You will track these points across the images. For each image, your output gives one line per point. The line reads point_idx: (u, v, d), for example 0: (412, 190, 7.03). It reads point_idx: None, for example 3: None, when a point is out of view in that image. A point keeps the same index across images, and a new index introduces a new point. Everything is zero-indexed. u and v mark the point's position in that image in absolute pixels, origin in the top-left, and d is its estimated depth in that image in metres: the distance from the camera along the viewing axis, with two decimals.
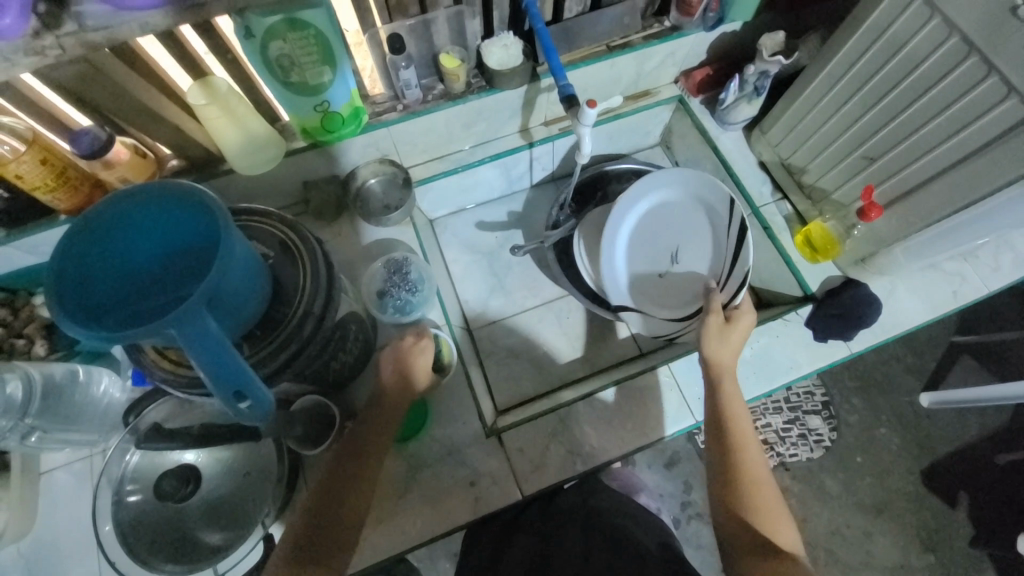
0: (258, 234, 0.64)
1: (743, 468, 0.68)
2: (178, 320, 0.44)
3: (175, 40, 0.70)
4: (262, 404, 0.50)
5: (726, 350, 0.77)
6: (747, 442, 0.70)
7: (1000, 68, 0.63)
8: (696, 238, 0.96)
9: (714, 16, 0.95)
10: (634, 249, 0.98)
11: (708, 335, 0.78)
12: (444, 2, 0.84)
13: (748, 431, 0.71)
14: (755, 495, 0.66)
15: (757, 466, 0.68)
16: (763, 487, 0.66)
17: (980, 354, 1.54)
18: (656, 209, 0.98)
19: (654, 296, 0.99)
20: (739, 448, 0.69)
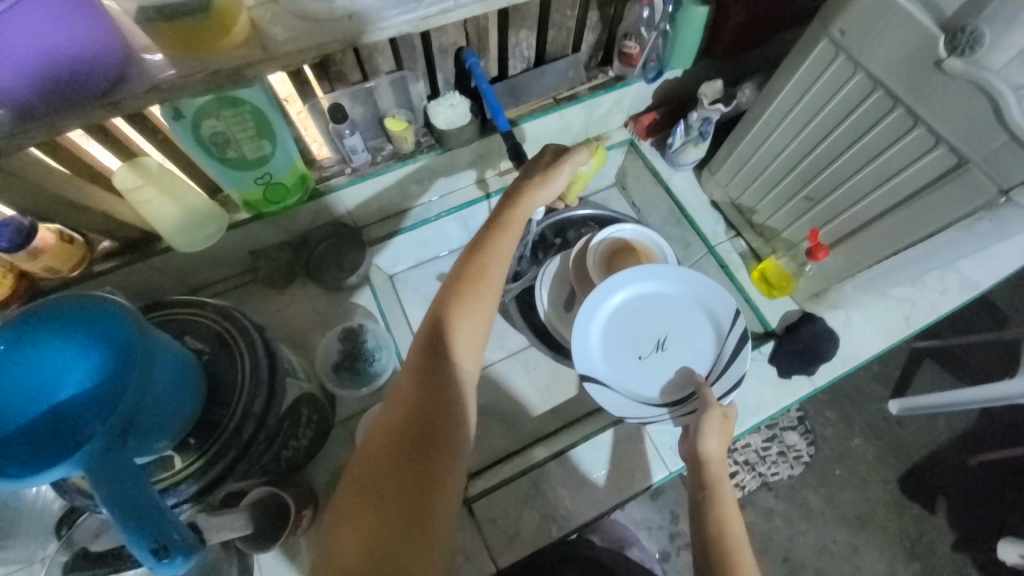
0: (191, 330, 0.61)
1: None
2: (86, 460, 0.42)
3: (107, 131, 0.68)
4: (178, 545, 0.44)
5: (719, 444, 0.76)
6: (737, 553, 0.65)
7: (924, 121, 0.65)
8: (688, 334, 0.91)
9: (654, 67, 0.97)
10: (615, 331, 0.91)
11: (712, 424, 0.76)
12: (386, 67, 0.83)
13: (738, 532, 0.68)
14: None
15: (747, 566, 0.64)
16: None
17: (941, 359, 1.59)
18: (650, 298, 0.92)
19: (625, 375, 0.90)
20: (731, 545, 0.66)
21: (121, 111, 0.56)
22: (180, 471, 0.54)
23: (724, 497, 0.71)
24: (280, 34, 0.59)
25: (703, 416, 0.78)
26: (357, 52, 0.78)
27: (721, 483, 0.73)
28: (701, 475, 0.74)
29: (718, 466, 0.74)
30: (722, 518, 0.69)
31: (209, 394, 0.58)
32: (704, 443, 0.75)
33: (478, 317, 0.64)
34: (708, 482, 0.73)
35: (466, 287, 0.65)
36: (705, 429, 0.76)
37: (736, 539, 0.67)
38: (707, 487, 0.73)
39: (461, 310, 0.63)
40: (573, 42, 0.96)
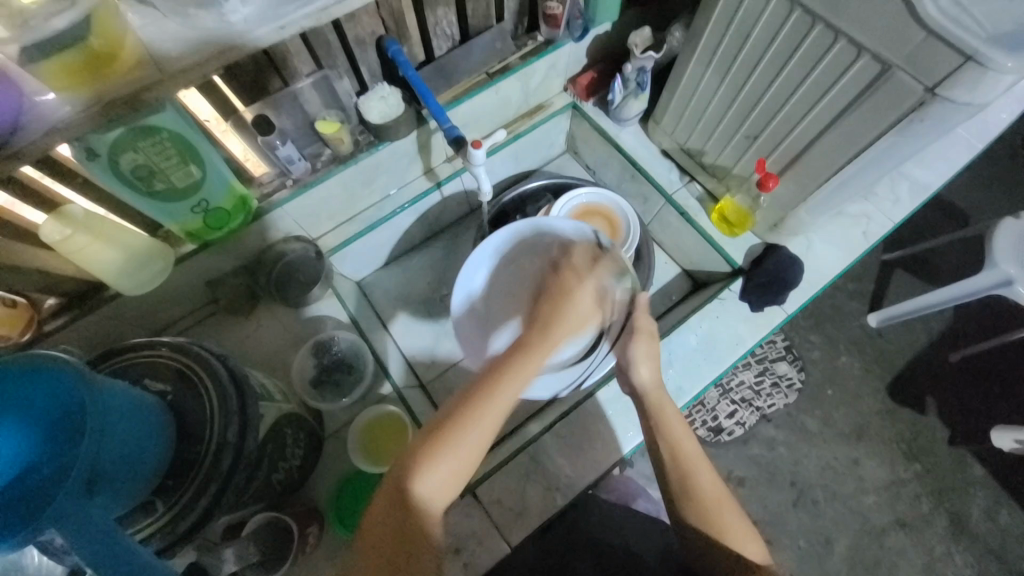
0: (149, 372, 0.60)
1: (695, 506, 0.68)
2: (54, 519, 0.40)
3: (16, 180, 0.65)
4: None
5: (653, 370, 0.74)
6: (695, 472, 0.69)
7: (844, 33, 0.65)
8: None
9: (579, 24, 0.96)
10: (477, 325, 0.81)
11: (641, 349, 0.73)
12: (305, 69, 0.80)
13: (687, 442, 0.71)
14: (705, 507, 0.68)
15: (704, 479, 0.69)
16: (719, 519, 0.67)
17: (911, 266, 1.63)
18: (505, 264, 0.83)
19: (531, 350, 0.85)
20: (687, 466, 0.69)
21: (23, 160, 0.53)
22: (161, 517, 0.53)
23: (671, 422, 0.72)
24: (174, 50, 0.58)
25: (632, 344, 0.74)
26: (270, 57, 0.75)
27: (662, 407, 0.73)
28: (645, 409, 0.74)
29: (659, 393, 0.74)
30: (674, 445, 0.71)
31: (179, 433, 0.57)
32: (640, 374, 0.73)
33: (504, 411, 0.62)
34: (652, 410, 0.73)
35: (530, 348, 0.66)
36: (635, 358, 0.73)
37: (691, 460, 0.70)
38: (654, 422, 0.73)
39: (426, 458, 0.59)
40: (495, 12, 0.93)
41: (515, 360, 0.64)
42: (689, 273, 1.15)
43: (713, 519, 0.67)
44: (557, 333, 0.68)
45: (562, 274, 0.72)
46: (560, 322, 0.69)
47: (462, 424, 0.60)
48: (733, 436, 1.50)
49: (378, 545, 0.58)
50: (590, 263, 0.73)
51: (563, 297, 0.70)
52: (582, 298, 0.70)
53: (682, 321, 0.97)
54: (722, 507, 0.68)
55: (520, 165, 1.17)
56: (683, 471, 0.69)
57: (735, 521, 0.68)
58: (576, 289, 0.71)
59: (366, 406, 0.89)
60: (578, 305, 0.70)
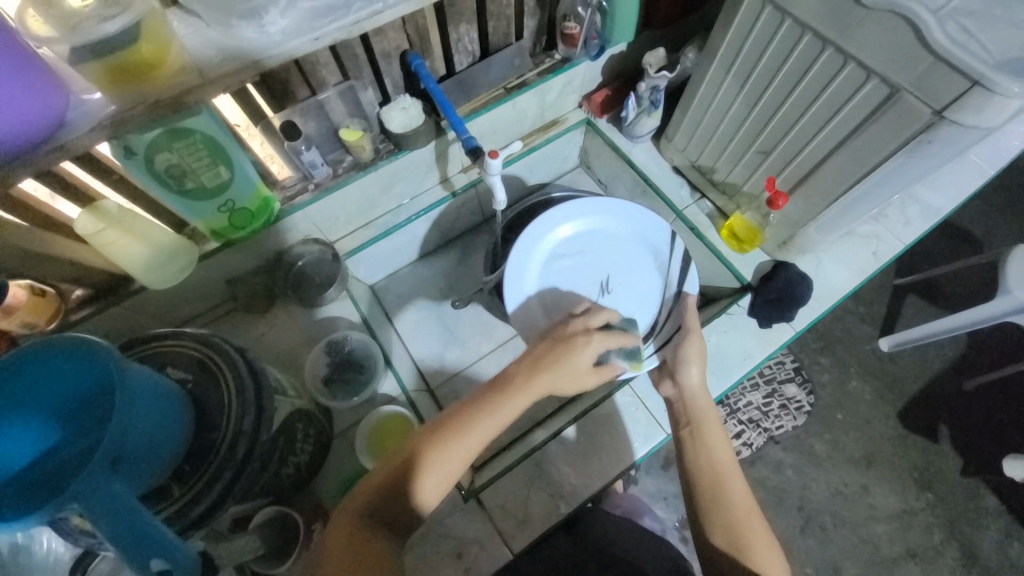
0: (173, 361, 0.62)
1: (716, 510, 0.68)
2: (78, 493, 0.42)
3: (55, 175, 0.68)
4: (183, 564, 0.48)
5: (700, 374, 0.82)
6: (726, 483, 0.70)
7: (854, 56, 0.68)
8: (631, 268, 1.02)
9: (596, 44, 0.99)
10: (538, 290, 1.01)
11: (692, 348, 0.83)
12: (332, 80, 0.84)
13: (723, 451, 0.73)
14: (728, 515, 0.68)
15: (732, 490, 0.69)
16: (745, 532, 0.66)
17: (924, 291, 1.62)
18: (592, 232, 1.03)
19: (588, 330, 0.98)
20: (718, 474, 0.71)
21: (69, 154, 0.56)
22: (176, 501, 0.54)
23: (709, 429, 0.75)
24: (213, 58, 0.61)
25: (684, 344, 0.84)
26: (301, 68, 0.79)
27: (706, 413, 0.77)
28: (686, 411, 0.78)
29: (704, 396, 0.79)
30: (708, 452, 0.73)
31: (197, 421, 0.58)
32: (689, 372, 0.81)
33: (499, 425, 0.65)
34: (694, 413, 0.77)
35: (532, 367, 0.69)
36: (686, 359, 0.82)
37: (724, 470, 0.71)
38: (692, 426, 0.76)
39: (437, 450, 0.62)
40: (515, 30, 0.97)
41: (501, 404, 0.65)
42: None
43: (740, 531, 0.66)
44: (540, 381, 0.67)
45: (571, 327, 0.74)
46: (551, 367, 0.68)
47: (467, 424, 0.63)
48: (740, 457, 1.49)
49: (344, 536, 0.57)
50: (601, 329, 0.75)
51: (562, 346, 0.71)
52: (580, 355, 0.70)
53: None
54: (747, 520, 0.67)
55: (533, 178, 1.20)
56: (715, 477, 0.70)
57: (762, 538, 0.67)
58: (578, 343, 0.71)
59: (374, 407, 0.90)
60: (572, 369, 0.69)
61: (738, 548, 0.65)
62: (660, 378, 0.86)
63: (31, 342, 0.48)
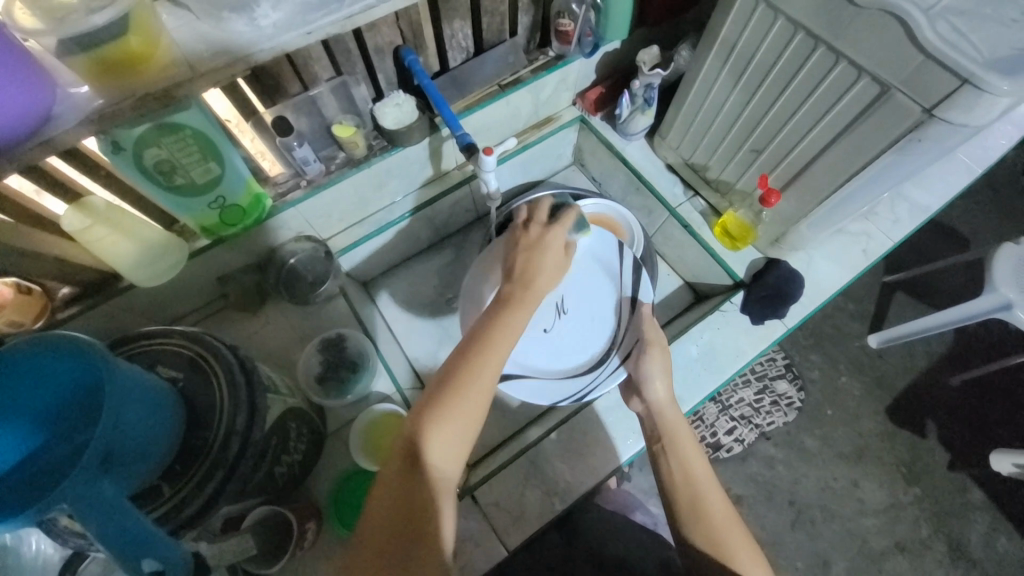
0: (163, 359, 0.61)
1: (696, 522, 0.68)
2: (67, 495, 0.41)
3: (41, 171, 0.67)
4: (176, 564, 0.47)
5: (665, 386, 0.81)
6: (705, 495, 0.70)
7: (846, 55, 0.68)
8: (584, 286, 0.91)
9: (590, 41, 0.98)
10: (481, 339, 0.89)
11: (655, 363, 0.81)
12: (325, 75, 0.83)
13: (696, 463, 0.72)
14: (707, 527, 0.67)
15: (711, 502, 0.69)
16: (724, 539, 0.66)
17: (911, 288, 1.65)
18: None
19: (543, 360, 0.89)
20: (696, 488, 0.70)
21: (55, 149, 0.55)
22: (167, 500, 0.54)
23: (680, 441, 0.75)
24: (204, 52, 0.60)
25: (645, 359, 0.82)
26: (292, 62, 0.78)
27: (676, 426, 0.76)
28: (658, 428, 0.77)
29: (672, 408, 0.78)
30: (685, 466, 0.72)
31: (189, 421, 0.58)
32: (654, 387, 0.80)
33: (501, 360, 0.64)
34: (665, 429, 0.76)
35: (517, 300, 0.69)
36: (649, 373, 0.81)
37: (700, 482, 0.71)
38: (665, 442, 0.75)
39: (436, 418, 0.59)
40: (509, 26, 0.97)
41: (504, 317, 0.67)
42: (691, 285, 1.17)
43: (720, 538, 0.66)
44: (540, 285, 0.72)
45: (527, 229, 0.78)
46: (540, 268, 0.73)
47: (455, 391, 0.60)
48: (732, 453, 1.50)
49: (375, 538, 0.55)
50: (552, 216, 0.80)
51: (535, 251, 0.75)
52: (552, 247, 0.76)
53: (683, 332, 0.98)
54: (729, 529, 0.67)
55: (527, 175, 1.20)
56: (694, 490, 0.70)
57: (743, 543, 0.67)
58: (547, 239, 0.77)
59: (367, 406, 0.89)
60: (552, 254, 0.75)
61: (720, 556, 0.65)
62: (628, 394, 0.85)
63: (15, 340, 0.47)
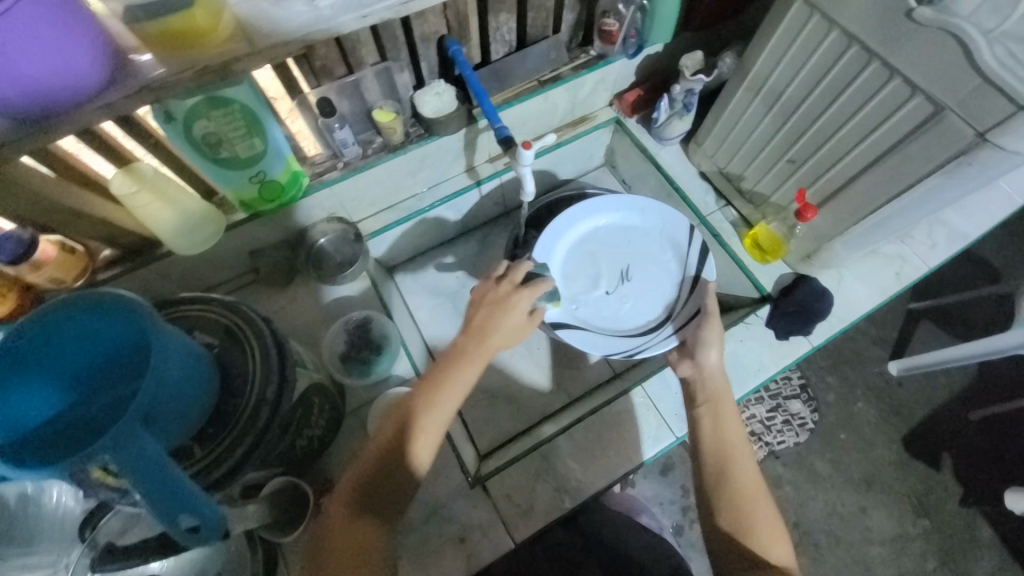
0: (201, 325, 0.63)
1: (727, 490, 0.69)
2: (111, 445, 0.42)
3: (96, 135, 0.69)
4: (210, 520, 0.48)
5: (720, 357, 0.81)
6: (737, 464, 0.70)
7: (900, 72, 0.67)
8: (647, 258, 1.04)
9: (634, 42, 0.98)
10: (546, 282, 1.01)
11: (710, 330, 0.82)
12: (370, 59, 0.84)
13: (735, 432, 0.73)
14: (733, 494, 0.68)
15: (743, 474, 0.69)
16: (748, 507, 0.67)
17: (938, 318, 1.61)
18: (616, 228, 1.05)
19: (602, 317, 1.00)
20: (732, 455, 0.71)
21: (117, 113, 0.57)
22: (199, 460, 0.56)
23: (725, 409, 0.75)
24: (264, 28, 0.61)
25: (701, 326, 0.85)
26: (341, 45, 0.79)
27: (723, 393, 0.77)
28: (708, 391, 0.78)
29: (722, 377, 0.79)
30: (723, 434, 0.73)
31: (222, 386, 0.59)
32: (708, 354, 0.81)
33: (464, 386, 0.70)
34: (713, 395, 0.77)
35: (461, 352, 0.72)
36: (705, 340, 0.82)
37: (731, 450, 0.71)
38: (713, 404, 0.76)
39: (425, 409, 0.67)
40: (553, 23, 0.97)
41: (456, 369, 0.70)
42: None
43: (746, 510, 0.67)
44: (494, 340, 0.73)
45: (498, 284, 0.78)
46: (494, 329, 0.74)
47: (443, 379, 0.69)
48: None
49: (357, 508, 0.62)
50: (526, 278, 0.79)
51: (498, 309, 0.76)
52: (514, 312, 0.75)
53: None
54: (756, 500, 0.68)
55: (557, 173, 1.20)
56: (727, 457, 0.71)
57: (768, 520, 0.67)
58: (512, 302, 0.76)
59: (386, 388, 0.90)
60: (511, 316, 0.75)
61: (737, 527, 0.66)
62: (679, 359, 0.86)
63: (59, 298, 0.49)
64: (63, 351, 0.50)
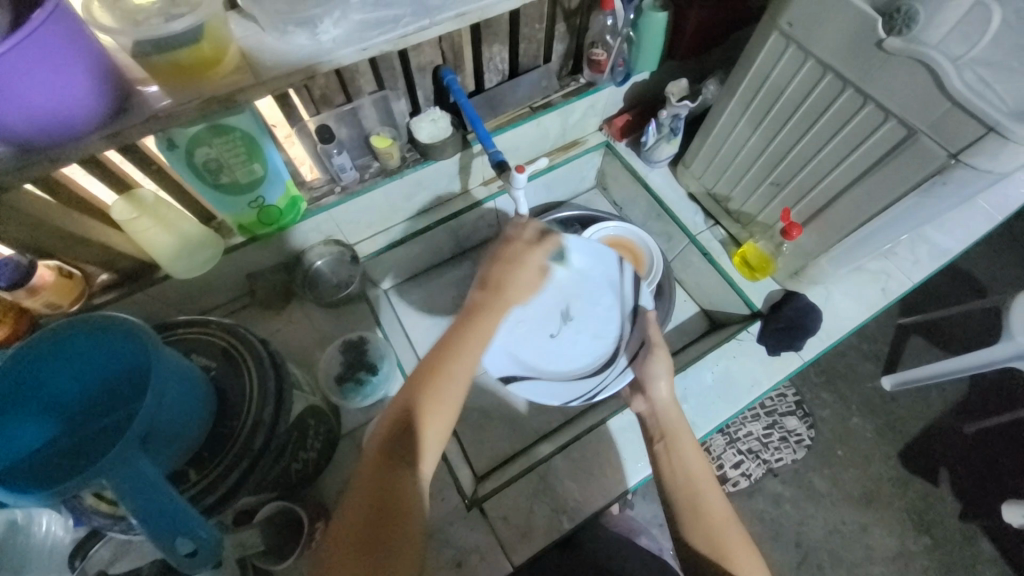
0: (199, 348, 0.63)
1: (696, 521, 0.67)
2: (109, 469, 0.42)
3: (99, 163, 0.71)
4: (208, 543, 0.48)
5: (668, 389, 0.82)
6: (707, 494, 0.69)
7: (873, 98, 0.71)
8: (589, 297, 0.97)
9: (622, 70, 1.02)
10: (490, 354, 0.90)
11: (660, 363, 0.84)
12: (368, 88, 0.87)
13: (700, 464, 0.72)
14: (707, 530, 0.66)
15: (712, 506, 0.68)
16: (723, 538, 0.66)
17: (927, 332, 1.63)
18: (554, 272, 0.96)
19: (553, 362, 0.96)
20: (698, 487, 0.70)
21: (123, 141, 0.58)
22: (195, 484, 0.55)
23: (680, 440, 0.75)
24: (267, 60, 0.64)
25: (649, 358, 0.85)
26: (340, 76, 0.82)
27: (674, 426, 0.77)
28: (659, 427, 0.78)
29: (676, 410, 0.79)
30: (685, 465, 0.72)
31: (218, 409, 0.59)
32: (659, 385, 0.82)
33: (470, 367, 0.66)
34: (665, 429, 0.77)
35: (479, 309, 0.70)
36: (654, 373, 0.83)
37: (698, 479, 0.71)
38: (668, 439, 0.76)
39: (430, 407, 0.62)
40: (544, 53, 1.01)
41: (479, 326, 0.69)
42: (708, 312, 1.17)
43: (720, 539, 0.65)
44: (511, 296, 0.72)
45: (512, 243, 0.74)
46: (508, 289, 0.72)
47: (445, 361, 0.65)
48: (738, 488, 1.47)
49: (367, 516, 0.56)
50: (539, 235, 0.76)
51: (510, 265, 0.73)
52: (524, 272, 0.73)
53: (697, 358, 0.99)
54: (731, 526, 0.67)
55: (550, 195, 1.23)
56: (694, 488, 0.70)
57: (738, 540, 0.66)
58: (522, 259, 0.74)
59: (382, 410, 0.90)
60: (526, 272, 0.73)
61: (718, 556, 0.64)
62: (632, 394, 0.86)
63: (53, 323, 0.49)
64: (56, 376, 0.50)
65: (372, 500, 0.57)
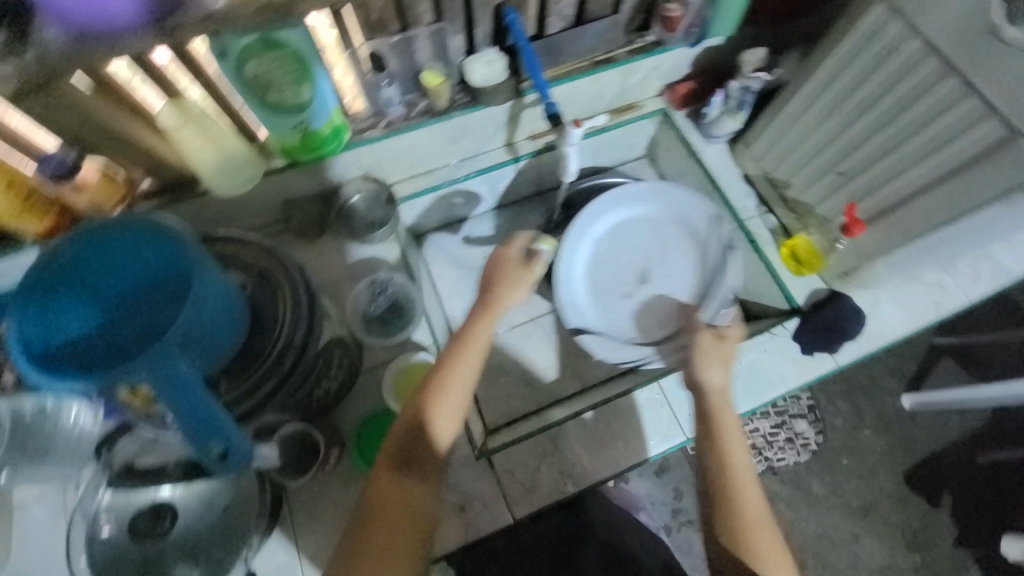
0: (236, 263, 0.64)
1: (728, 514, 0.68)
2: (149, 364, 0.44)
3: (148, 65, 0.68)
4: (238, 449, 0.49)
5: (721, 375, 0.79)
6: (741, 490, 0.69)
7: (981, 90, 0.64)
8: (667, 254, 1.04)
9: (696, 32, 0.96)
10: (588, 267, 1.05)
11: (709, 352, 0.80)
12: (425, 19, 0.82)
13: (742, 459, 0.72)
14: (737, 521, 0.67)
15: (748, 498, 0.69)
16: (753, 535, 0.67)
17: (960, 355, 1.56)
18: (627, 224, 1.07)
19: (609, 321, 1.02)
20: (734, 482, 0.69)
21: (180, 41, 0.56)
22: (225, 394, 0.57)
23: (727, 435, 0.73)
24: None
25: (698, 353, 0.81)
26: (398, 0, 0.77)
27: (723, 412, 0.76)
28: (704, 411, 0.77)
29: (722, 397, 0.77)
30: (726, 454, 0.71)
31: (251, 325, 0.60)
32: (704, 374, 0.79)
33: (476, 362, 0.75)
34: (713, 413, 0.75)
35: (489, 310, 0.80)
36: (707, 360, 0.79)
37: (740, 476, 0.70)
38: (712, 420, 0.75)
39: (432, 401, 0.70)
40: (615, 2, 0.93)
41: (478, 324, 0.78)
42: None
43: (750, 537, 0.66)
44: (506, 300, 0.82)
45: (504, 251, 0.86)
46: (507, 294, 0.82)
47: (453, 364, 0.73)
48: None
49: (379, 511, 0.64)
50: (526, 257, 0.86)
51: (502, 266, 0.85)
52: (525, 270, 0.85)
53: None
54: (762, 527, 0.67)
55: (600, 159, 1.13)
56: (734, 484, 0.69)
57: (770, 543, 0.67)
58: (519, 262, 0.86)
59: (403, 352, 0.90)
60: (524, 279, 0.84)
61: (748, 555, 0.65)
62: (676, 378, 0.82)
63: (105, 220, 0.51)
64: (106, 270, 0.52)
65: (394, 493, 0.65)
